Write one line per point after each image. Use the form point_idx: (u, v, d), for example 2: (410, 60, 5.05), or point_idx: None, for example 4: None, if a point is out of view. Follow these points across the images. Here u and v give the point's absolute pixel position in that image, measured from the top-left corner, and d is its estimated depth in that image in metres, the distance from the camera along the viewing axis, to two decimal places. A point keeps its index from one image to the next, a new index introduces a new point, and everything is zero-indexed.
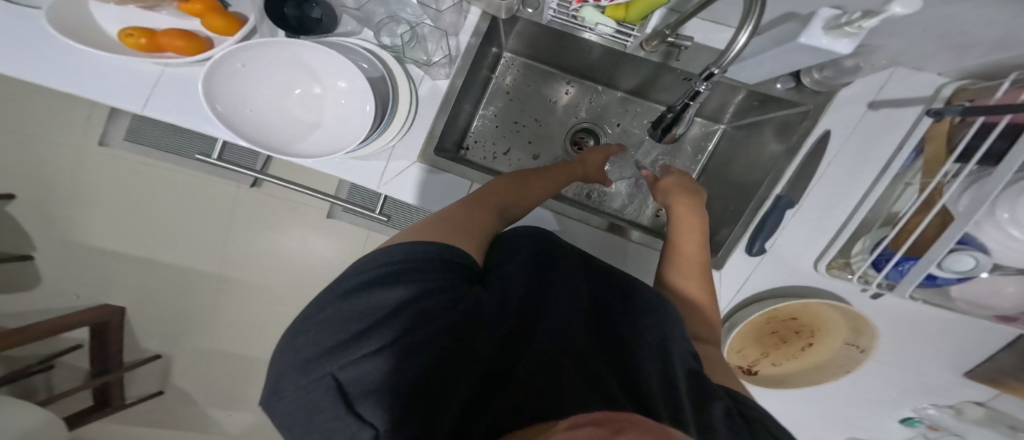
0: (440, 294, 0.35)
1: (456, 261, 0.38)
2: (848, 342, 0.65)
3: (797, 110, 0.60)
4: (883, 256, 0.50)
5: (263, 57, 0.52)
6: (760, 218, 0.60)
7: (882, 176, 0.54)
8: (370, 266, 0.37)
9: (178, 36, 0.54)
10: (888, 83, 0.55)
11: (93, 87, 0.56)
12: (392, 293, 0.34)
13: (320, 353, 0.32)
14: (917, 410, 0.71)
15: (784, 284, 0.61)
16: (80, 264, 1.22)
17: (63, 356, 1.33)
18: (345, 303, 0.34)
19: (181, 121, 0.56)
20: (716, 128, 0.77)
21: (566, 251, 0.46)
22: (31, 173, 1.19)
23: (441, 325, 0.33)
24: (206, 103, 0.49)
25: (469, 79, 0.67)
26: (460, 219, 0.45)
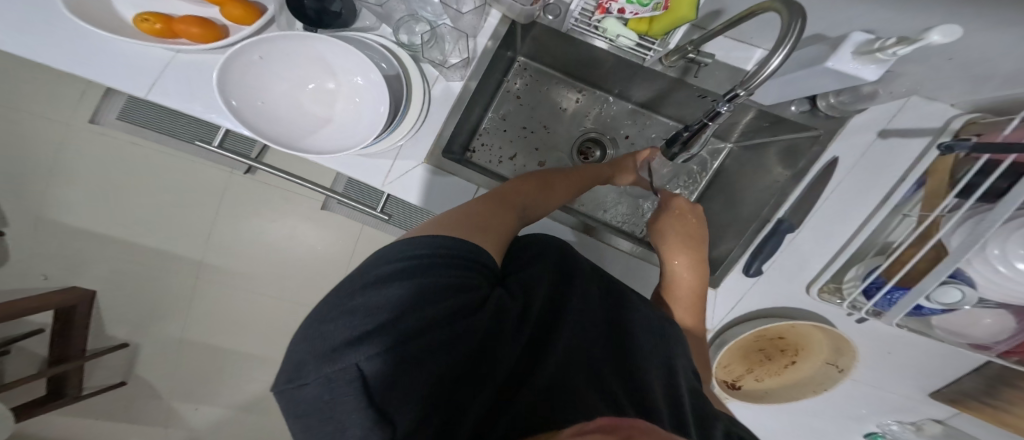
0: (468, 299, 0.35)
1: (481, 268, 0.39)
2: (827, 360, 0.68)
3: (809, 134, 0.61)
4: (875, 284, 0.52)
5: (278, 49, 0.51)
6: (759, 241, 0.62)
7: (883, 205, 0.56)
8: (398, 259, 0.36)
9: (196, 22, 0.52)
10: (902, 111, 0.56)
11: (97, 68, 0.54)
12: (423, 290, 0.33)
13: (343, 342, 0.29)
14: (882, 425, 0.73)
15: (776, 305, 0.63)
16: (51, 244, 1.16)
17: (22, 339, 1.27)
18: (373, 291, 0.33)
19: (188, 108, 0.54)
20: (723, 147, 0.79)
21: (583, 266, 0.47)
22: (8, 144, 1.13)
23: (467, 333, 0.34)
24: (219, 96, 0.48)
25: (483, 82, 0.67)
26: (482, 218, 0.45)
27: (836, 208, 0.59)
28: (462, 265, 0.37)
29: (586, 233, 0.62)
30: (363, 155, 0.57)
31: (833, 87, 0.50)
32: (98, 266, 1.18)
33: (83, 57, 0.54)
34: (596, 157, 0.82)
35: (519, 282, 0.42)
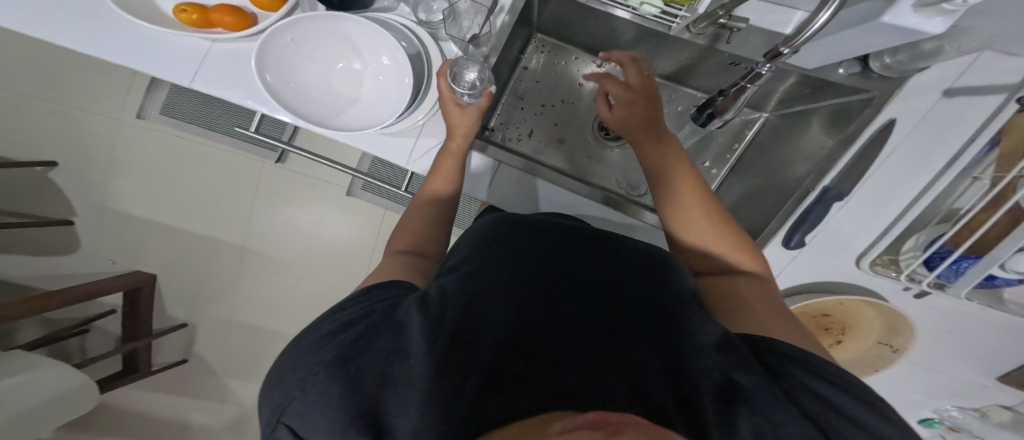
0: (374, 314, 0.40)
1: (387, 289, 0.45)
2: (882, 341, 0.76)
3: (860, 97, 0.56)
4: (940, 254, 0.53)
5: (310, 30, 0.52)
6: (805, 210, 0.60)
7: (949, 168, 0.54)
8: (325, 316, 0.42)
9: (229, 11, 0.54)
10: (969, 70, 0.52)
11: (141, 59, 0.56)
12: (328, 332, 0.39)
13: (278, 401, 0.35)
14: (940, 411, 0.86)
15: (809, 280, 0.68)
16: (115, 232, 1.27)
17: (98, 320, 1.40)
18: (300, 343, 0.40)
19: (227, 95, 0.56)
20: (757, 117, 0.75)
21: (514, 239, 0.46)
22: (66, 139, 1.21)
23: (380, 332, 0.37)
24: (256, 74, 0.49)
25: (503, 57, 0.65)
26: (382, 273, 0.50)
27: (893, 175, 0.57)
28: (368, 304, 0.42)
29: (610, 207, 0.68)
30: (387, 134, 0.58)
31: (887, 44, 0.45)
32: (156, 253, 1.28)
33: (128, 49, 0.56)
34: None
35: (442, 276, 0.44)
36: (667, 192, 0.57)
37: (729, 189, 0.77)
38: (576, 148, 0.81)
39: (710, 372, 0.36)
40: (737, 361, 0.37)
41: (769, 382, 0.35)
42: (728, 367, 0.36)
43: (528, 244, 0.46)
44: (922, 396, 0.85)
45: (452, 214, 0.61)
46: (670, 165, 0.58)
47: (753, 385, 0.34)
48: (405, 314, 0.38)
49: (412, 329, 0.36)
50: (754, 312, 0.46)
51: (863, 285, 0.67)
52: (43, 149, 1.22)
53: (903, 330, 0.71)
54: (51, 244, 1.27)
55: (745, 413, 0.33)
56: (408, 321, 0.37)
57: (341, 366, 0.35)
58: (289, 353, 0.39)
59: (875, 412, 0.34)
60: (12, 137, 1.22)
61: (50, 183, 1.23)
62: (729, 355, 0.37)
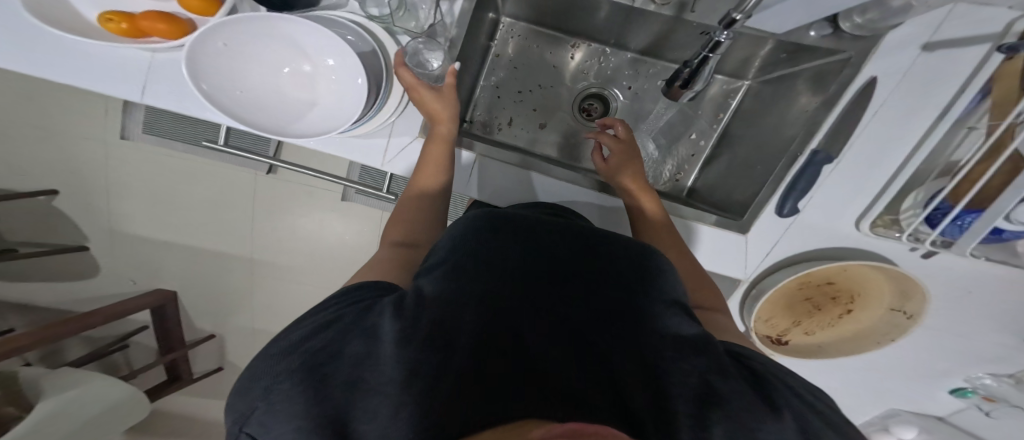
0: (344, 319, 0.39)
1: (366, 289, 0.44)
2: (893, 307, 0.72)
3: (836, 58, 0.57)
4: (942, 210, 0.52)
5: (243, 31, 0.50)
6: (794, 175, 0.61)
7: (944, 118, 0.54)
8: (301, 318, 0.41)
9: (160, 18, 0.52)
10: (946, 21, 0.52)
11: (85, 77, 0.56)
12: (299, 336, 0.38)
13: (251, 406, 0.35)
14: (972, 380, 0.83)
15: (817, 247, 0.65)
16: (129, 255, 1.30)
17: (136, 335, 1.45)
18: (268, 350, 0.39)
19: (181, 107, 0.57)
20: (739, 85, 0.74)
21: (501, 234, 0.44)
22: (60, 165, 1.19)
23: (351, 339, 0.36)
24: (191, 82, 0.48)
25: (469, 47, 0.66)
26: (369, 271, 0.49)
27: (885, 131, 0.57)
28: (344, 306, 0.41)
29: (603, 191, 0.70)
30: (355, 137, 0.59)
31: None
32: (171, 271, 1.32)
33: (71, 68, 0.56)
34: (599, 112, 0.80)
35: (419, 274, 0.42)
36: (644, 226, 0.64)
37: (718, 160, 0.75)
38: (557, 131, 0.79)
39: (689, 377, 0.37)
40: (715, 367, 0.37)
41: (746, 386, 0.37)
42: (705, 372, 0.37)
43: (514, 237, 0.44)
44: (949, 362, 0.81)
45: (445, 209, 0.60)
46: (643, 200, 0.65)
47: (730, 392, 0.36)
48: (379, 321, 0.38)
49: (384, 337, 0.36)
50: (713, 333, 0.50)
51: (866, 248, 0.65)
52: (40, 179, 1.19)
53: (913, 292, 0.67)
54: (73, 269, 1.31)
55: (721, 421, 0.34)
56: (380, 327, 0.37)
57: (309, 374, 0.34)
58: (257, 361, 0.38)
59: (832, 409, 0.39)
60: (9, 170, 1.20)
61: (57, 212, 1.23)
62: (708, 361, 0.38)
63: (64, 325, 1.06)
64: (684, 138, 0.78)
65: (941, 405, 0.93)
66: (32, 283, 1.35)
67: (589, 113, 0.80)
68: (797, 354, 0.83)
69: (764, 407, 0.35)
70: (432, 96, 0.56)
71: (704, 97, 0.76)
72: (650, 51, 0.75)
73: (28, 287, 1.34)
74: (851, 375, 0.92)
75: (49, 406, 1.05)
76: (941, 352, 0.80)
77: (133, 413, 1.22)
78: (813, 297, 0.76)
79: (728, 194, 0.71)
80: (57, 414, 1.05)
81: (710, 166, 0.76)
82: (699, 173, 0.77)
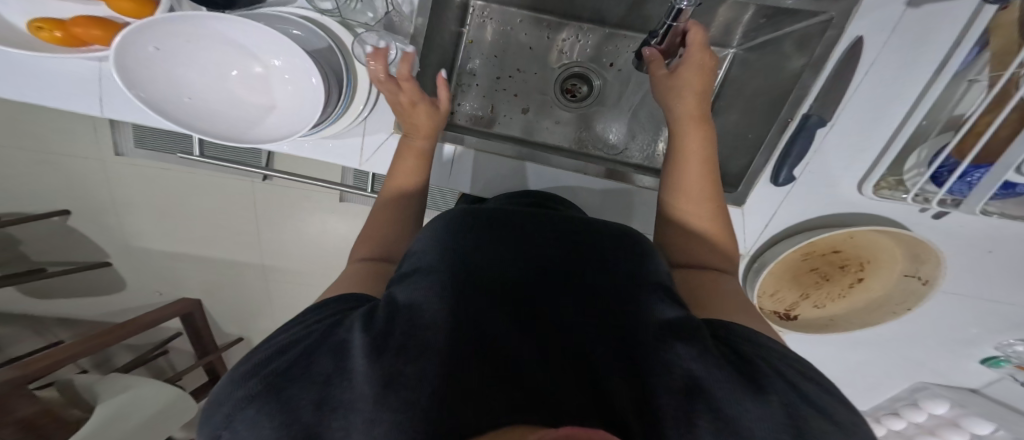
0: (311, 336, 0.36)
1: (335, 304, 0.41)
2: (906, 272, 0.67)
3: (818, 20, 0.53)
4: (946, 168, 0.49)
5: (176, 36, 0.49)
6: (786, 142, 0.59)
7: (939, 75, 0.52)
8: (268, 337, 0.38)
9: (93, 25, 0.51)
10: None
11: (45, 94, 0.58)
12: (265, 352, 0.36)
13: (217, 425, 0.33)
14: (1003, 348, 0.78)
15: (816, 216, 0.63)
16: (149, 268, 1.34)
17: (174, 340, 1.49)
18: (234, 374, 0.36)
19: (139, 119, 0.59)
20: (724, 54, 0.69)
21: (477, 229, 0.41)
22: (64, 187, 1.17)
23: (319, 355, 0.34)
24: (128, 91, 0.48)
25: (431, 35, 0.66)
26: (341, 284, 0.46)
27: (881, 89, 0.54)
28: (312, 321, 0.38)
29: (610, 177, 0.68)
30: (327, 138, 0.61)
31: None
32: (190, 280, 1.37)
33: (32, 85, 0.58)
34: (583, 92, 0.78)
35: (390, 283, 0.40)
36: (675, 180, 0.54)
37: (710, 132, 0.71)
38: (539, 115, 0.78)
39: (673, 367, 0.34)
40: (699, 351, 0.34)
41: (731, 371, 0.33)
42: (691, 359, 0.34)
43: (490, 232, 0.41)
44: (979, 330, 0.76)
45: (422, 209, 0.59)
46: (688, 138, 0.54)
47: (713, 379, 0.33)
48: (346, 337, 0.35)
49: (353, 350, 0.33)
50: (720, 305, 0.44)
51: (874, 213, 0.62)
52: (50, 201, 1.20)
53: (925, 255, 0.62)
54: (100, 284, 1.37)
55: (708, 411, 0.31)
56: (349, 340, 0.34)
57: (273, 396, 0.32)
58: (223, 384, 0.36)
59: (833, 398, 0.34)
60: (12, 193, 1.19)
61: (75, 231, 1.26)
62: (692, 345, 0.35)
63: (108, 334, 1.13)
64: None
65: (973, 375, 0.87)
66: (62, 300, 1.40)
67: (572, 94, 0.78)
68: (811, 328, 0.78)
69: (746, 394, 0.32)
70: (425, 109, 0.56)
71: None
72: (626, 24, 0.72)
73: (62, 304, 1.41)
74: (870, 350, 0.88)
75: (105, 412, 1.07)
76: (969, 321, 0.75)
77: (184, 411, 1.23)
78: (818, 267, 0.72)
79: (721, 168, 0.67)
80: (114, 419, 1.06)
81: None
82: None
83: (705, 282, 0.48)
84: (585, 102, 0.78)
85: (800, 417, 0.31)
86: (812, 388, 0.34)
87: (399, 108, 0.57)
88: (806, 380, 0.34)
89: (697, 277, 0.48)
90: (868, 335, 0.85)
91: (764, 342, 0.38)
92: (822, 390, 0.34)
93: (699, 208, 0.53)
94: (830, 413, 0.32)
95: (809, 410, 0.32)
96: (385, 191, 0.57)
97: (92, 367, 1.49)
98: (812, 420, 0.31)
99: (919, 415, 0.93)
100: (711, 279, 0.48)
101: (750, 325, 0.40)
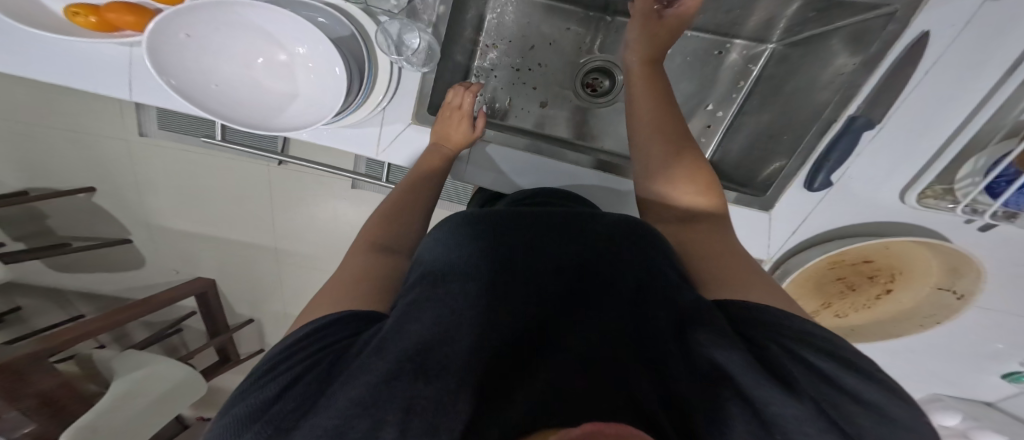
0: (319, 363, 0.34)
1: (341, 325, 0.37)
2: (940, 285, 0.65)
3: (880, 13, 0.51)
4: (1005, 178, 0.48)
5: (205, 22, 0.48)
6: (826, 145, 0.56)
7: (1015, 71, 0.48)
8: (266, 368, 0.35)
9: (126, 10, 0.51)
10: None
11: (73, 76, 0.57)
12: (268, 390, 0.32)
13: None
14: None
15: (850, 223, 0.60)
16: (167, 247, 1.36)
17: (187, 320, 1.52)
18: (228, 423, 0.32)
19: (166, 104, 0.59)
20: (762, 50, 0.67)
21: (479, 230, 0.40)
22: (88, 164, 1.18)
23: (334, 382, 0.32)
24: (158, 77, 0.47)
25: (458, 21, 0.64)
26: (346, 274, 0.44)
27: (938, 90, 0.51)
28: (316, 348, 0.35)
29: (610, 171, 0.66)
30: (345, 126, 0.59)
31: None
32: (206, 261, 1.38)
33: (60, 68, 0.57)
34: (605, 87, 0.76)
35: (399, 295, 0.39)
36: (646, 139, 0.54)
37: (739, 132, 0.68)
38: (557, 109, 0.76)
39: (698, 358, 0.33)
40: (721, 337, 0.33)
41: (753, 358, 0.32)
42: (712, 346, 0.33)
43: (493, 234, 0.40)
44: (1004, 345, 0.73)
45: (435, 196, 0.59)
46: (641, 96, 0.57)
47: (737, 365, 0.32)
48: (355, 359, 0.33)
49: (370, 366, 0.31)
50: (726, 271, 0.41)
51: (915, 223, 0.59)
52: (76, 178, 1.21)
53: (965, 268, 0.60)
54: (121, 261, 1.40)
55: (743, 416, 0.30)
56: (363, 359, 0.32)
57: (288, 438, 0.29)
58: (225, 422, 0.32)
59: (859, 377, 0.32)
60: (38, 169, 1.20)
61: (98, 208, 1.27)
62: (712, 332, 0.34)
63: (124, 312, 1.15)
64: (699, 111, 0.71)
65: (988, 388, 0.86)
66: (84, 275, 1.43)
67: (593, 89, 0.76)
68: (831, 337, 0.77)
69: (771, 378, 0.31)
70: (465, 129, 0.60)
71: (724, 63, 0.69)
72: None
73: (83, 279, 1.43)
74: (886, 363, 0.87)
75: (121, 385, 1.10)
76: (995, 337, 0.73)
77: (192, 390, 1.23)
78: (846, 277, 0.69)
79: (753, 171, 0.66)
80: (125, 396, 1.09)
81: (730, 137, 0.69)
82: (721, 141, 0.70)
83: (701, 241, 0.46)
84: (607, 97, 0.76)
85: (825, 401, 0.31)
86: (838, 371, 0.32)
87: (443, 116, 0.60)
88: (818, 354, 0.33)
89: (694, 237, 0.46)
90: (887, 348, 0.83)
91: (786, 318, 0.35)
92: (846, 368, 0.32)
93: (680, 168, 0.52)
94: (855, 392, 0.31)
95: (845, 401, 0.31)
96: (412, 171, 0.59)
97: (110, 342, 1.52)
98: (835, 400, 0.31)
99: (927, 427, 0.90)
100: (708, 236, 0.46)
101: (768, 303, 0.37)
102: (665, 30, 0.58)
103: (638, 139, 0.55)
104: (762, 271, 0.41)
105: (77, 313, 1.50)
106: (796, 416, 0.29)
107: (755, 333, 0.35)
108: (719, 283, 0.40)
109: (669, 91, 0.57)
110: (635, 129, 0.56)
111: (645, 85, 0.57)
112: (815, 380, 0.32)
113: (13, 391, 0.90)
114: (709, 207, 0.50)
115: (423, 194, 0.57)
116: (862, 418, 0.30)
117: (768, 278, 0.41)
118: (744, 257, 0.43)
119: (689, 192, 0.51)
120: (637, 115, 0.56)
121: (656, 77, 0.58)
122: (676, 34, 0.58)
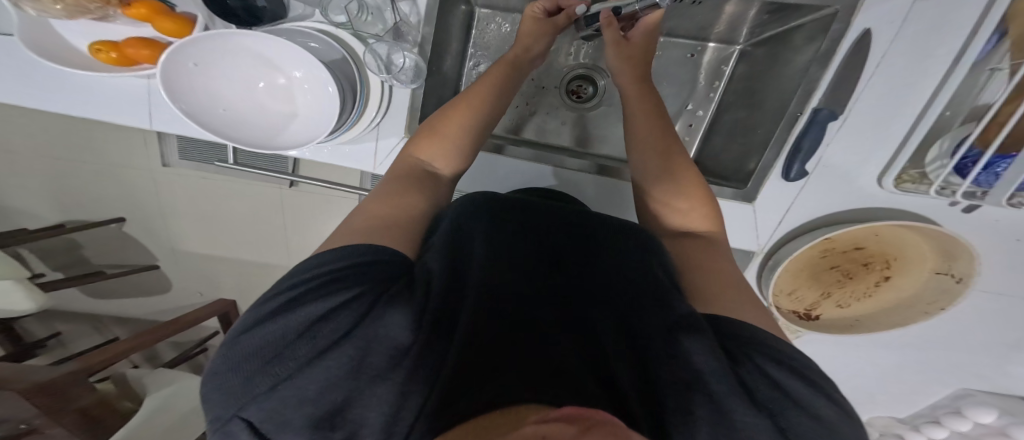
0: (356, 302, 0.35)
1: (369, 266, 0.37)
2: (937, 269, 0.65)
3: (824, 13, 0.54)
4: (970, 158, 0.50)
5: (211, 53, 0.54)
6: (796, 134, 0.58)
7: (958, 63, 0.50)
8: (294, 283, 0.35)
9: (143, 45, 0.58)
10: None
11: (100, 109, 0.64)
12: (304, 313, 0.33)
13: (234, 392, 0.32)
14: None
15: (839, 210, 0.61)
16: (190, 270, 1.43)
17: (210, 339, 1.58)
18: (246, 339, 0.33)
19: (182, 130, 0.65)
20: (732, 51, 0.70)
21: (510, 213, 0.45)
22: (118, 195, 1.27)
23: (359, 332, 0.33)
24: (171, 102, 0.53)
25: (442, 45, 0.69)
26: None
27: (891, 82, 0.54)
28: (350, 279, 0.35)
29: (601, 173, 0.69)
30: (343, 143, 0.64)
31: None
32: (227, 282, 1.45)
33: (89, 102, 0.64)
34: (589, 93, 0.80)
35: (425, 255, 0.41)
36: (641, 143, 0.57)
37: (720, 128, 0.70)
38: (546, 116, 0.80)
39: (676, 358, 0.34)
40: (705, 344, 0.33)
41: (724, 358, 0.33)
42: (696, 353, 0.33)
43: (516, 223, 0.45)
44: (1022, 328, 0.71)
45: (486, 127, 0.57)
46: (635, 99, 0.60)
47: (713, 370, 0.32)
48: (382, 317, 0.34)
49: (399, 324, 0.34)
50: (712, 282, 0.42)
51: (900, 207, 0.59)
52: (109, 210, 1.31)
53: (958, 252, 0.60)
54: (148, 285, 1.47)
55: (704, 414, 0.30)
56: (392, 316, 0.35)
57: (304, 375, 0.31)
58: (245, 334, 0.34)
59: (816, 392, 0.32)
60: (74, 203, 1.30)
61: (128, 235, 1.36)
62: (699, 337, 0.34)
63: (155, 332, 1.22)
64: (681, 111, 0.73)
65: (1019, 379, 0.82)
66: (116, 300, 1.52)
67: (578, 96, 0.80)
68: (830, 328, 0.75)
69: (738, 385, 0.31)
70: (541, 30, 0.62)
71: (698, 66, 0.72)
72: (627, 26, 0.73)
73: (114, 304, 1.52)
74: (902, 354, 0.84)
75: (153, 402, 1.17)
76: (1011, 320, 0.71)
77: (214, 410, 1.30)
78: (841, 265, 0.69)
79: (738, 163, 0.67)
80: (153, 414, 1.13)
81: (711, 134, 0.71)
82: (702, 139, 0.72)
83: (689, 249, 0.47)
84: (590, 103, 0.79)
85: (778, 412, 0.31)
86: (794, 384, 0.32)
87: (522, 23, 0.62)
88: (778, 366, 0.33)
89: (688, 248, 0.48)
90: (903, 339, 0.81)
91: (752, 332, 0.35)
92: (802, 381, 0.32)
93: (682, 168, 0.54)
94: (809, 407, 0.31)
95: (790, 407, 0.31)
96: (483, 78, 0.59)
97: (142, 362, 1.60)
98: (789, 413, 0.31)
99: (963, 424, 0.85)
100: (700, 247, 0.47)
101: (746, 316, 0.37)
102: (639, 50, 0.61)
103: (636, 135, 0.58)
104: (738, 274, 0.43)
105: (110, 337, 1.59)
106: (754, 424, 0.30)
107: (726, 341, 0.35)
108: (704, 290, 0.41)
109: (660, 101, 0.60)
110: (632, 128, 0.58)
111: (637, 88, 0.60)
112: (768, 388, 0.32)
113: (55, 407, 0.90)
114: (705, 205, 0.52)
115: (487, 105, 0.57)
116: (808, 430, 0.30)
117: (743, 281, 0.43)
118: (728, 260, 0.46)
119: (689, 201, 0.52)
120: (634, 117, 0.58)
121: (645, 76, 0.61)
122: (649, 48, 0.62)
